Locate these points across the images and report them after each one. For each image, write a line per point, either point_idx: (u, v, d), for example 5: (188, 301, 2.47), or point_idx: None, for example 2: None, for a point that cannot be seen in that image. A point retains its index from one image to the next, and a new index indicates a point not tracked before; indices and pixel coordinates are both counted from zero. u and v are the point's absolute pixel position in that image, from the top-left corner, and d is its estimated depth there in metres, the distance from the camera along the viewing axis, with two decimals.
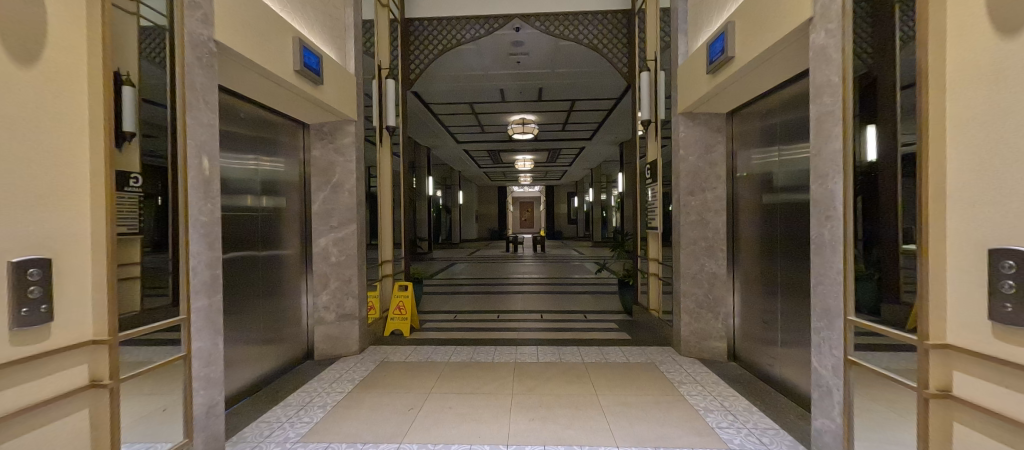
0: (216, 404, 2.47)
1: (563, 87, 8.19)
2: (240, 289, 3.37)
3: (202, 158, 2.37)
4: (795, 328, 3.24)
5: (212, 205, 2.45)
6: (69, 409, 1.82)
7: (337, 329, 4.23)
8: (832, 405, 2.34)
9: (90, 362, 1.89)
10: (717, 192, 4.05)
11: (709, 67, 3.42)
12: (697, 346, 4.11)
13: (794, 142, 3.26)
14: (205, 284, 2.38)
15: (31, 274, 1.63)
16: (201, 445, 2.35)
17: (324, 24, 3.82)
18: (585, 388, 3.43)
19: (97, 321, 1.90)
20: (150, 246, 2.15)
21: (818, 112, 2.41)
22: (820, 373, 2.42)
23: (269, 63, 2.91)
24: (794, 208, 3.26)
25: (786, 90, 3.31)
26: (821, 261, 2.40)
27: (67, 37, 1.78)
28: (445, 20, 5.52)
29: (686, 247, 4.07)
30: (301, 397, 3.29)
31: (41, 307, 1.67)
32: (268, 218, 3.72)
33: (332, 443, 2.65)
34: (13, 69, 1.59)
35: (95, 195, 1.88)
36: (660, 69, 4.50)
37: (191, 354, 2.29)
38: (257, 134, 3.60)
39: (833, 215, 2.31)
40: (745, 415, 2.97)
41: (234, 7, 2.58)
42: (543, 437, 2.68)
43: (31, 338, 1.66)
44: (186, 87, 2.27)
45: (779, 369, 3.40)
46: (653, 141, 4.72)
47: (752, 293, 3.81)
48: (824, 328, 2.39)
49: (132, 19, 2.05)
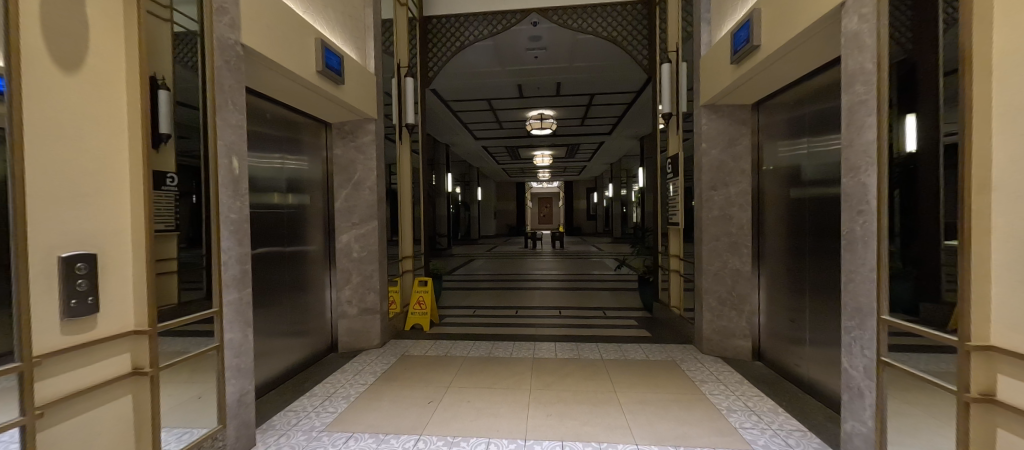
0: (247, 393, 2.58)
1: (582, 81, 8.09)
2: (268, 285, 3.50)
3: (232, 158, 2.47)
4: (825, 327, 3.13)
5: (241, 203, 2.54)
6: (113, 395, 1.97)
7: (359, 323, 4.34)
8: (863, 407, 2.25)
9: (131, 351, 2.03)
10: (741, 186, 3.91)
11: (733, 57, 3.30)
12: (720, 345, 4.00)
13: (824, 133, 3.14)
14: (236, 278, 2.48)
15: (79, 268, 1.78)
16: (233, 432, 2.48)
17: (344, 23, 3.88)
18: (604, 385, 3.40)
19: (138, 312, 2.04)
20: (185, 243, 2.25)
21: (848, 102, 2.31)
22: (850, 374, 2.32)
23: (292, 63, 2.98)
24: (823, 202, 3.14)
25: (818, 78, 3.16)
26: (853, 258, 2.29)
27: (105, 44, 1.92)
28: (462, 17, 5.52)
29: (708, 243, 3.95)
30: (326, 388, 3.41)
31: (88, 299, 1.83)
32: (293, 215, 3.84)
33: (356, 432, 2.75)
34: (55, 75, 1.73)
35: (134, 193, 2.01)
36: (682, 61, 4.38)
37: (222, 345, 2.40)
38: (282, 134, 3.72)
39: (865, 209, 2.20)
40: (770, 416, 2.89)
41: (262, 11, 2.68)
42: (561, 433, 2.69)
43: (80, 327, 1.83)
44: (216, 89, 2.36)
45: (808, 370, 3.29)
46: (674, 134, 4.62)
47: (779, 291, 3.67)
48: (855, 327, 2.29)
49: (165, 25, 2.16)
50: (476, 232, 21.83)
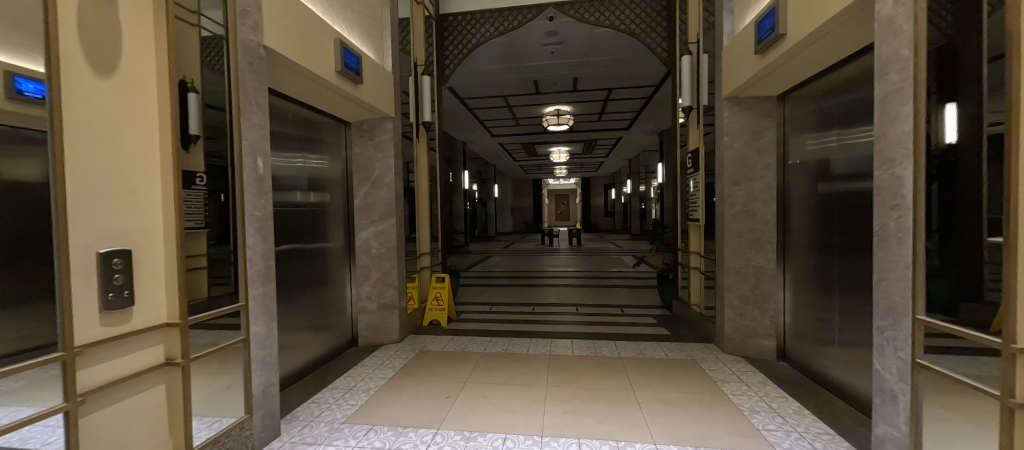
0: (272, 384, 2.67)
1: (600, 76, 7.97)
2: (290, 280, 3.60)
3: (257, 157, 2.54)
4: (856, 327, 3.01)
5: (265, 201, 2.60)
6: (148, 384, 2.07)
7: (378, 318, 4.42)
8: (896, 411, 2.15)
9: (164, 343, 2.13)
10: (765, 181, 3.77)
11: (757, 46, 3.18)
12: (743, 344, 3.89)
13: (855, 125, 3.01)
14: (260, 274, 2.55)
15: (115, 264, 1.88)
16: (259, 422, 2.57)
17: (362, 23, 3.93)
18: (622, 383, 3.36)
19: (170, 306, 2.14)
20: (214, 239, 2.35)
21: (881, 91, 2.19)
22: (882, 376, 2.21)
23: (312, 65, 3.05)
24: (853, 197, 3.01)
25: (849, 67, 3.02)
26: (885, 255, 2.18)
27: (138, 50, 2.01)
28: (477, 14, 5.51)
29: (731, 240, 3.84)
30: (347, 382, 3.49)
31: (125, 293, 1.92)
32: (314, 212, 3.93)
33: (375, 425, 2.81)
34: (92, 80, 1.82)
35: (165, 192, 2.10)
36: (703, 52, 4.25)
37: (248, 337, 2.48)
38: (303, 134, 3.80)
39: (901, 204, 2.09)
40: (795, 419, 2.79)
41: (282, 14, 2.75)
42: (577, 431, 2.68)
43: (116, 319, 1.92)
44: (240, 91, 2.43)
45: (836, 371, 3.17)
46: (694, 128, 4.50)
47: (805, 290, 3.54)
48: (887, 327, 2.18)
49: (193, 30, 2.25)
50: (493, 229, 21.86)
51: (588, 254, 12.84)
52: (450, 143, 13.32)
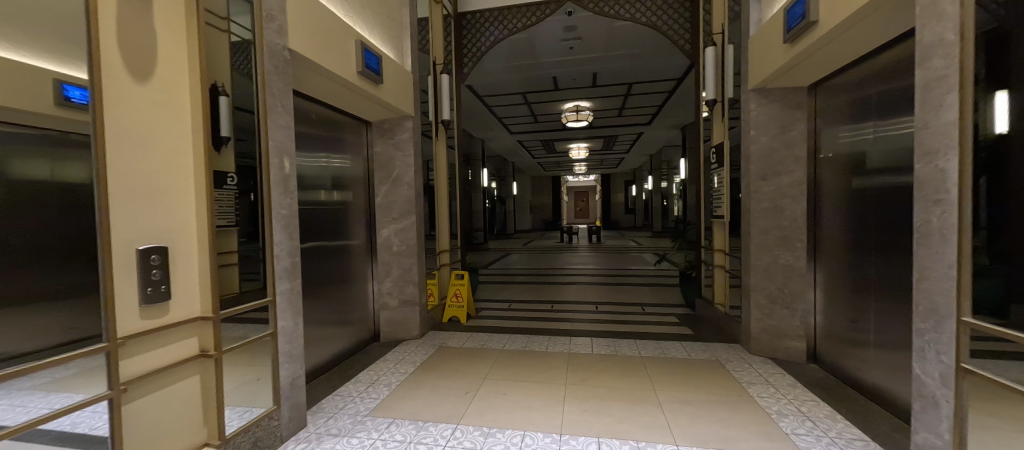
0: (298, 377, 2.76)
1: (621, 71, 7.84)
2: (314, 277, 3.71)
3: (282, 157, 2.63)
4: (894, 328, 2.86)
5: (291, 200, 2.68)
6: (184, 374, 2.18)
7: (399, 315, 4.50)
8: (939, 419, 2.04)
9: (198, 336, 2.24)
10: (795, 175, 3.61)
11: (786, 35, 3.04)
12: (770, 345, 3.76)
13: (893, 116, 2.85)
14: (287, 270, 2.64)
15: (153, 260, 1.99)
16: (287, 413, 2.67)
17: (382, 24, 3.99)
18: (643, 383, 3.31)
19: (203, 300, 2.24)
20: (245, 237, 2.43)
21: (923, 79, 2.06)
22: (923, 381, 2.10)
23: (334, 66, 3.12)
24: (891, 192, 2.86)
25: (888, 54, 2.86)
26: (926, 253, 2.06)
27: (172, 56, 2.11)
28: (494, 11, 5.50)
29: (757, 238, 3.71)
30: (370, 376, 3.58)
31: (162, 288, 2.03)
32: (337, 210, 4.03)
33: (397, 419, 2.86)
34: (130, 85, 1.93)
35: (198, 191, 2.20)
36: (728, 43, 4.11)
37: (276, 332, 2.58)
38: (326, 134, 3.90)
39: (944, 198, 1.97)
40: (827, 423, 2.68)
41: (305, 18, 2.82)
42: (597, 430, 2.65)
43: (155, 312, 2.03)
44: (267, 94, 2.51)
45: (871, 374, 3.03)
46: (719, 122, 4.36)
47: (838, 289, 3.39)
48: (928, 330, 2.06)
49: (223, 36, 2.33)
50: (512, 226, 21.83)
51: (607, 252, 12.68)
52: (468, 141, 13.33)
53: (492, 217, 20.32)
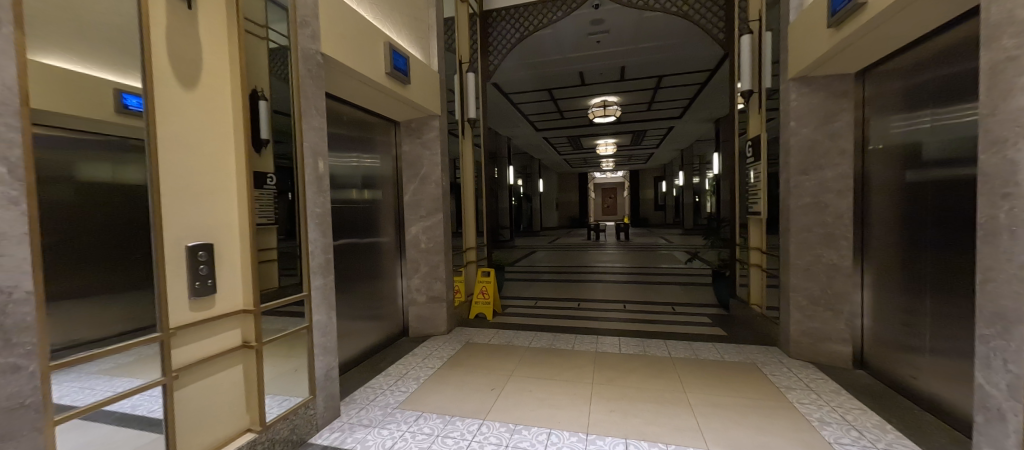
0: (332, 369, 2.88)
1: (652, 64, 7.63)
2: (345, 273, 3.84)
3: (316, 158, 2.74)
4: (954, 333, 2.64)
5: (324, 198, 2.79)
6: (229, 363, 2.31)
7: (428, 310, 4.59)
8: (1005, 433, 1.86)
9: (240, 327, 2.37)
10: (840, 168, 3.39)
11: (830, 19, 2.85)
12: (812, 348, 3.56)
13: (953, 103, 2.62)
14: (321, 266, 2.75)
15: (200, 256, 2.12)
16: (322, 403, 2.78)
17: (409, 25, 4.06)
18: (673, 384, 3.21)
19: (245, 294, 2.37)
20: (284, 235, 2.55)
21: (989, 60, 1.88)
22: (987, 391, 1.93)
23: (363, 69, 3.20)
24: (951, 186, 2.63)
25: (948, 35, 2.63)
26: (993, 252, 1.88)
27: (215, 64, 2.23)
28: (517, 8, 5.47)
29: (798, 235, 3.51)
30: (399, 370, 3.67)
31: (208, 282, 2.16)
32: (367, 208, 4.15)
33: (425, 412, 2.93)
34: (179, 93, 2.06)
35: (240, 191, 2.32)
36: (766, 30, 3.89)
37: (311, 325, 2.70)
38: (357, 134, 4.01)
39: (1013, 192, 1.79)
40: (875, 433, 2.51)
41: (337, 22, 2.92)
42: (624, 431, 2.60)
43: (202, 305, 2.17)
44: (302, 97, 2.63)
45: (927, 382, 2.81)
46: (755, 113, 4.15)
47: (888, 290, 3.16)
48: (994, 336, 1.88)
49: (262, 43, 2.43)
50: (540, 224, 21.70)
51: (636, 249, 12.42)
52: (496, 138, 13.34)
53: (520, 214, 20.27)
